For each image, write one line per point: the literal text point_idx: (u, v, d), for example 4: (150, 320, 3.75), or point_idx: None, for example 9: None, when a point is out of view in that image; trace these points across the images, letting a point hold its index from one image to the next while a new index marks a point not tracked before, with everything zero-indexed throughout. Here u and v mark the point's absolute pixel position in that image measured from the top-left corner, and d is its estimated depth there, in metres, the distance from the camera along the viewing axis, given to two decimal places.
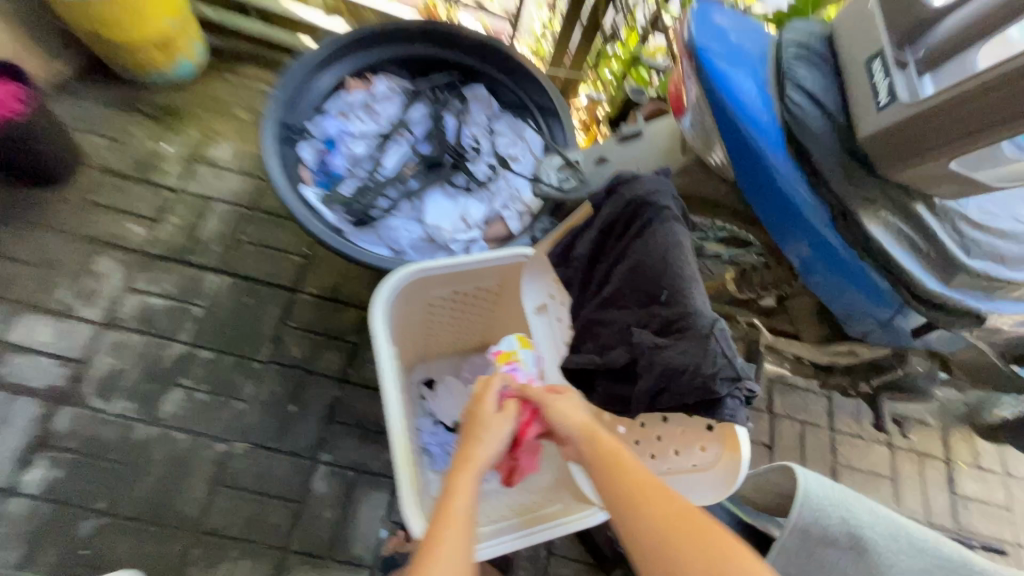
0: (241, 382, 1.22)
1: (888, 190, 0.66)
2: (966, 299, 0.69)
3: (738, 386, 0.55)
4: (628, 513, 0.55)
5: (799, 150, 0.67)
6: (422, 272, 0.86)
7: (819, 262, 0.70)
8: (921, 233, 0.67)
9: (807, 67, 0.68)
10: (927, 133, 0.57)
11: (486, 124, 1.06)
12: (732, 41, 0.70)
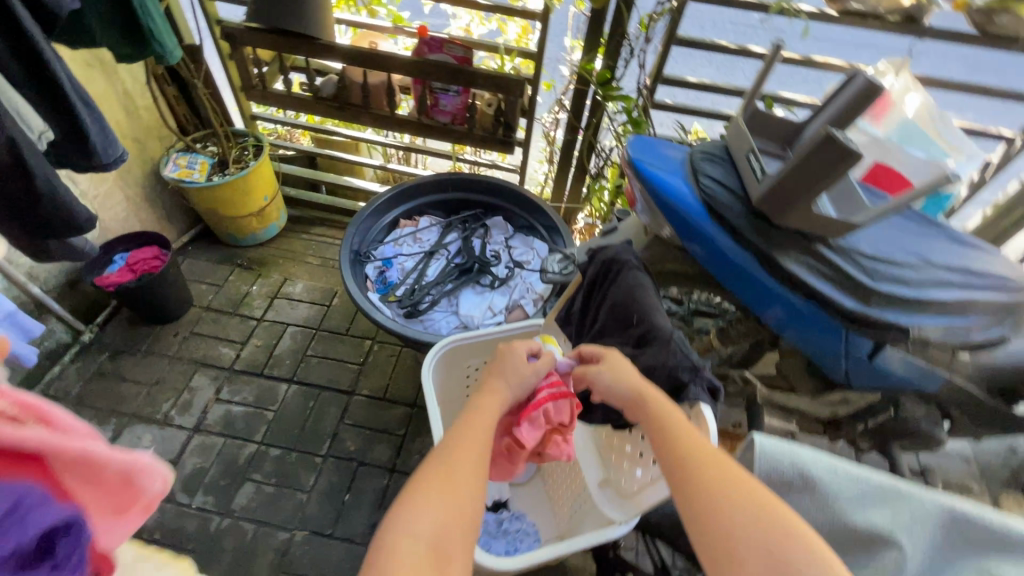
0: (303, 475, 1.38)
1: (794, 237, 0.88)
2: (888, 315, 0.87)
3: (696, 374, 0.74)
4: (687, 454, 0.62)
5: (719, 218, 0.91)
6: (457, 341, 1.06)
7: (791, 322, 0.94)
8: (832, 268, 0.88)
9: (712, 163, 0.96)
10: (790, 189, 0.80)
11: (503, 241, 1.39)
12: (657, 152, 0.99)
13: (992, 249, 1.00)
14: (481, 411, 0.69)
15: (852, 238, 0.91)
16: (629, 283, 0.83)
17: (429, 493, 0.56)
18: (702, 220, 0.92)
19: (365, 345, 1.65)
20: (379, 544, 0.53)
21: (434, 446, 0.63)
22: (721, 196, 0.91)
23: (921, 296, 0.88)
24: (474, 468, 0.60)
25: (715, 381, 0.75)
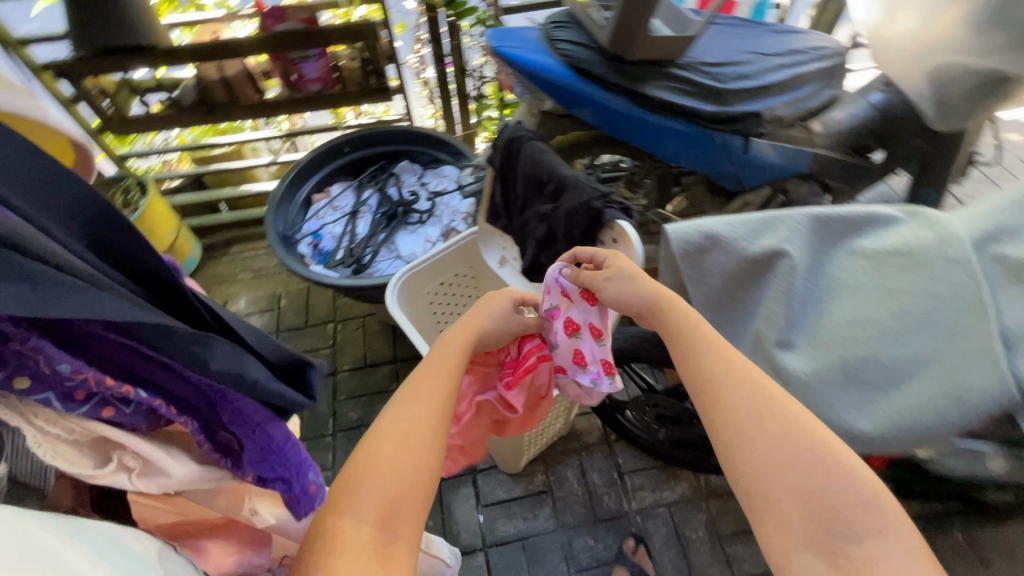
0: (320, 456, 1.46)
1: (649, 69, 1.02)
2: (741, 107, 1.04)
3: (606, 199, 0.86)
4: (710, 367, 0.65)
5: (586, 75, 1.03)
6: (409, 272, 1.15)
7: (680, 148, 1.09)
8: (687, 83, 1.03)
9: (564, 31, 1.06)
10: (627, 25, 0.92)
11: (416, 182, 1.46)
12: (515, 37, 1.08)
13: (806, 32, 1.18)
14: (432, 365, 0.70)
15: (696, 55, 1.06)
16: (531, 152, 0.94)
17: (380, 460, 0.57)
18: (573, 81, 1.03)
19: (328, 329, 1.71)
20: (334, 511, 0.54)
21: (384, 408, 0.64)
22: (579, 54, 1.02)
23: (761, 82, 1.05)
24: (421, 431, 0.61)
25: (626, 201, 0.88)
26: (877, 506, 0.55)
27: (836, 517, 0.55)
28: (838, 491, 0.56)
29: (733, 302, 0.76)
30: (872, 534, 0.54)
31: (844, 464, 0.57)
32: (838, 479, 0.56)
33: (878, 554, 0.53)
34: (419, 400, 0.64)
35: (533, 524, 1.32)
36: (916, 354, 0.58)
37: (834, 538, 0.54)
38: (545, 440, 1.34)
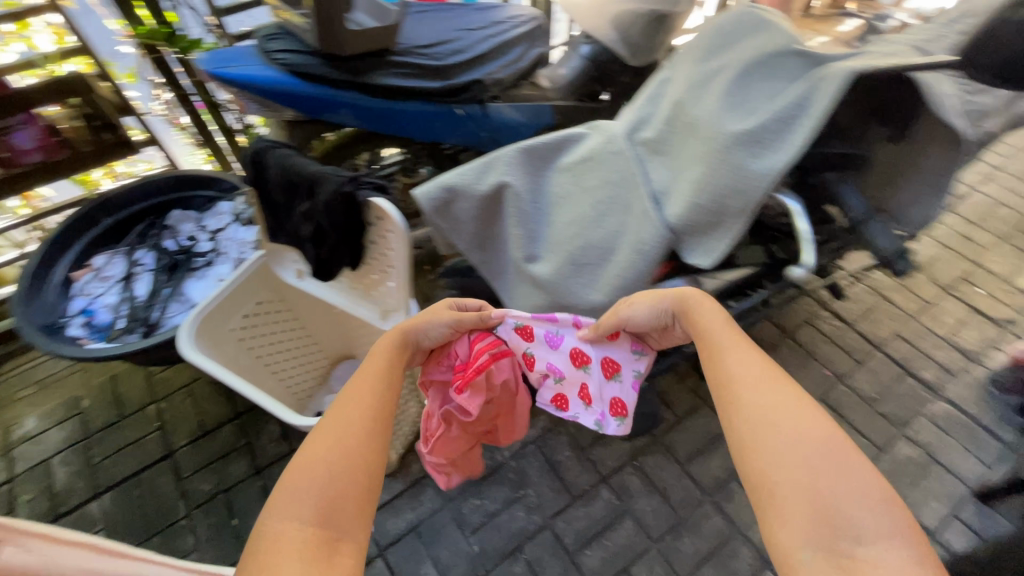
0: (179, 541, 1.33)
1: (369, 61, 1.10)
2: (464, 77, 1.18)
3: (356, 181, 0.93)
4: (743, 367, 0.63)
5: (309, 77, 1.08)
6: (202, 313, 1.10)
7: (429, 123, 1.20)
8: (409, 66, 1.14)
9: (277, 41, 1.10)
10: (325, 24, 0.99)
11: (194, 227, 1.40)
12: (230, 55, 1.10)
13: (506, 6, 1.35)
14: (368, 366, 0.71)
15: (408, 40, 1.16)
16: (274, 157, 0.96)
17: (316, 461, 0.59)
18: (300, 87, 1.09)
19: (150, 411, 1.54)
20: (268, 511, 0.56)
21: (322, 417, 0.65)
22: (296, 59, 1.07)
23: (472, 53, 1.19)
24: (356, 431, 0.62)
25: (376, 179, 0.95)
26: (885, 513, 0.51)
27: (834, 511, 0.51)
28: (843, 493, 0.52)
29: (488, 237, 0.92)
30: (870, 533, 0.50)
31: (856, 461, 0.54)
32: (852, 486, 0.52)
33: (875, 532, 0.50)
34: (355, 404, 0.65)
35: (421, 510, 1.35)
36: (611, 232, 0.80)
37: (834, 535, 0.50)
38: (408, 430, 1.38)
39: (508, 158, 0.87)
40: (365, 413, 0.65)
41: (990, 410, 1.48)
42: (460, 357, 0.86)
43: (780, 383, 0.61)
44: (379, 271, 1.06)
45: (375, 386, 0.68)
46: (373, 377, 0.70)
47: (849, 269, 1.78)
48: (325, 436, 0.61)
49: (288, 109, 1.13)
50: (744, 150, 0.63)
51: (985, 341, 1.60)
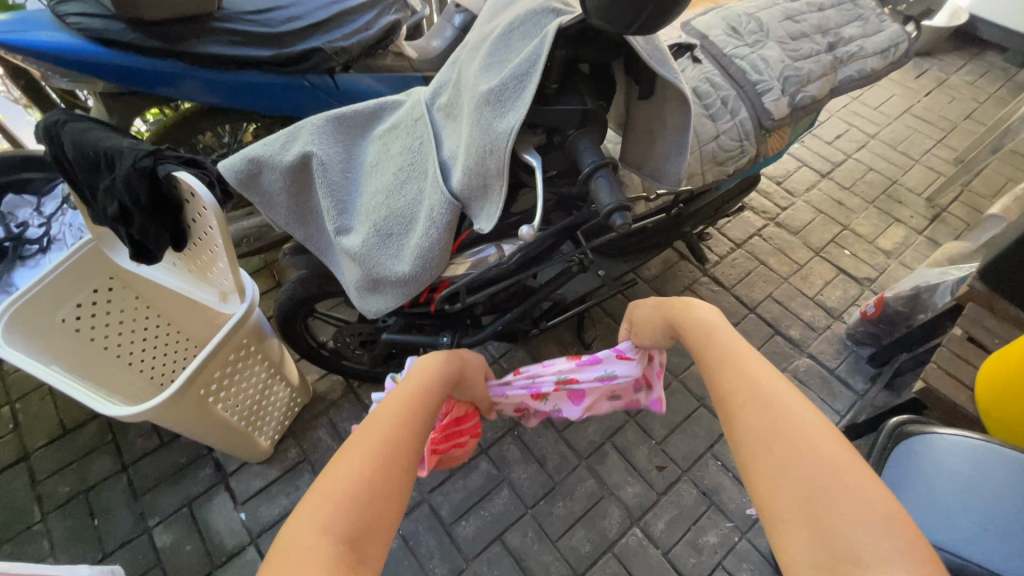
0: (33, 547, 1.25)
1: (184, 27, 1.05)
2: (301, 45, 1.14)
3: (157, 155, 0.86)
4: (724, 375, 0.65)
5: (112, 43, 1.03)
6: (19, 304, 1.01)
7: (263, 93, 1.22)
8: (235, 34, 1.08)
9: (73, 4, 1.03)
10: None
11: (33, 212, 1.30)
12: (20, 21, 1.03)
13: None
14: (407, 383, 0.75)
15: (234, 5, 1.09)
16: (70, 133, 0.90)
17: (357, 467, 0.58)
18: (103, 54, 1.04)
19: (4, 413, 1.42)
20: (297, 515, 0.53)
21: (351, 434, 0.63)
22: (96, 24, 1.01)
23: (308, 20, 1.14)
24: (395, 445, 0.62)
25: (183, 153, 0.89)
26: (880, 528, 0.46)
27: (835, 534, 0.47)
28: (842, 509, 0.48)
29: (306, 212, 0.89)
30: (872, 559, 0.44)
31: (846, 475, 0.50)
32: (853, 503, 0.48)
33: (883, 551, 0.45)
34: (392, 417, 0.67)
35: (296, 495, 1.32)
36: (413, 201, 0.78)
37: (840, 564, 0.45)
38: (279, 416, 1.34)
39: (314, 128, 0.84)
40: (404, 426, 0.66)
41: (846, 362, 1.59)
42: (449, 418, 1.01)
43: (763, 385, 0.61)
44: (210, 255, 1.00)
45: (409, 410, 0.69)
46: (413, 397, 0.72)
47: (731, 236, 1.86)
48: (357, 454, 0.59)
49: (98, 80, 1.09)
50: (487, 108, 0.60)
51: (847, 300, 1.72)
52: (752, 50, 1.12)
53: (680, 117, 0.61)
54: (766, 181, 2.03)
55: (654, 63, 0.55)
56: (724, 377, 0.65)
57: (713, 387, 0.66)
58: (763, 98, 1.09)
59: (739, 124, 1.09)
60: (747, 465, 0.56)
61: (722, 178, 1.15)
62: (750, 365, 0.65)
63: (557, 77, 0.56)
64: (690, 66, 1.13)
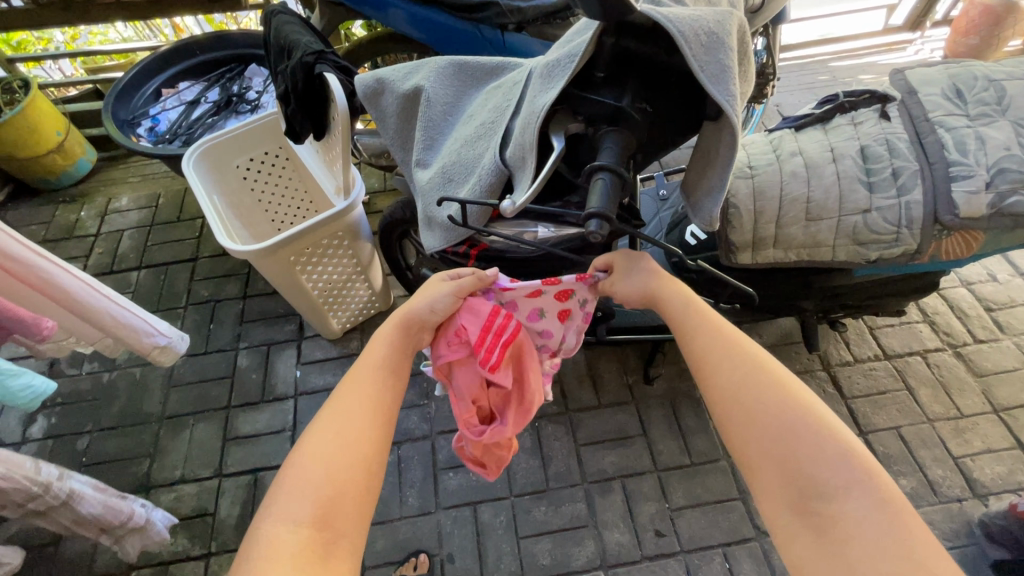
0: (171, 323, 1.64)
1: None
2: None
3: (320, 56, 1.02)
4: (708, 347, 0.66)
5: None
6: (211, 142, 1.30)
7: (447, 33, 1.36)
8: None
9: None
10: None
11: (260, 80, 1.64)
12: None
13: None
14: (374, 349, 0.72)
15: None
16: (277, 22, 1.12)
17: (313, 463, 0.58)
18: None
19: (197, 222, 1.87)
20: (260, 514, 0.55)
21: (317, 414, 0.63)
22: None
23: None
24: (357, 432, 0.62)
25: (341, 63, 1.04)
26: (842, 463, 0.54)
27: (809, 476, 0.54)
28: (815, 451, 0.55)
29: (408, 140, 0.97)
30: (836, 491, 0.53)
31: (816, 425, 0.56)
32: (824, 451, 0.55)
33: (846, 485, 0.53)
34: (354, 398, 0.65)
35: (340, 378, 1.51)
36: (477, 156, 0.80)
37: (809, 499, 0.53)
38: (355, 309, 1.53)
39: (436, 66, 0.91)
40: (365, 410, 0.64)
41: (959, 551, 1.22)
42: (477, 328, 0.80)
43: (746, 361, 0.63)
44: (336, 152, 1.16)
45: (382, 370, 0.69)
46: (375, 370, 0.69)
47: (882, 342, 1.53)
48: (328, 431, 0.61)
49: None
50: (539, 82, 0.58)
51: (1006, 483, 1.30)
52: (970, 124, 0.88)
53: (731, 153, 0.52)
54: (970, 300, 1.59)
55: (704, 79, 0.47)
56: (712, 347, 0.65)
57: (690, 353, 0.68)
58: (953, 185, 0.85)
59: (904, 206, 0.88)
60: (725, 422, 0.61)
61: (857, 260, 0.94)
62: (718, 323, 0.68)
63: (606, 65, 0.52)
64: (872, 120, 0.94)
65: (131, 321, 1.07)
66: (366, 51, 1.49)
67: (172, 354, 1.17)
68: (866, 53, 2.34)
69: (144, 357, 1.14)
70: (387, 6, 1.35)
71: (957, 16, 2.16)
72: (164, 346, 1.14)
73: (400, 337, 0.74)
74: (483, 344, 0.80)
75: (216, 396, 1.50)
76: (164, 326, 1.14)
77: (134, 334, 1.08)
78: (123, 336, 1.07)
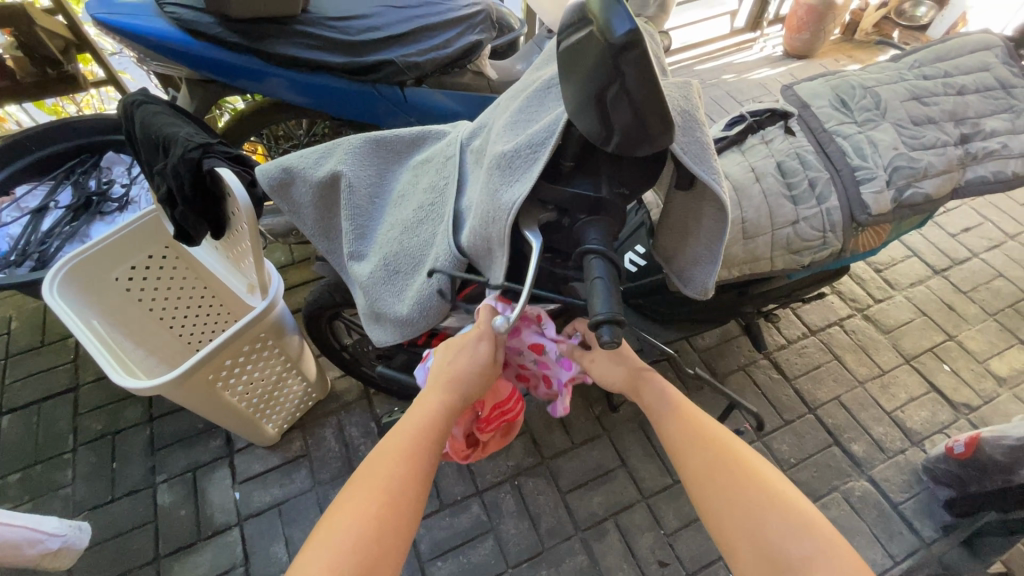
0: (59, 474, 1.35)
1: (266, 28, 1.13)
2: (374, 56, 1.19)
3: (206, 149, 0.88)
4: (675, 429, 0.67)
5: (201, 36, 1.13)
6: (80, 256, 1.09)
7: (337, 95, 1.26)
8: (312, 37, 1.15)
9: None
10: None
11: (125, 171, 1.43)
12: (129, 8, 1.15)
13: None
14: (424, 401, 0.68)
15: (318, 8, 1.16)
16: (143, 114, 0.97)
17: (354, 518, 0.57)
18: (192, 45, 1.14)
19: (69, 343, 1.57)
20: (301, 561, 0.55)
21: (359, 466, 0.62)
22: (188, 15, 1.11)
23: (382, 34, 1.18)
24: (402, 488, 0.60)
25: (230, 153, 0.91)
26: (807, 538, 0.56)
27: (779, 555, 0.56)
28: (782, 529, 0.57)
29: (331, 229, 0.86)
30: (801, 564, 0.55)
31: (781, 501, 0.59)
32: (788, 524, 0.57)
33: (811, 557, 0.55)
34: (400, 456, 0.62)
35: (290, 488, 1.34)
36: (424, 243, 0.73)
37: None
38: (290, 408, 1.36)
39: (349, 147, 0.82)
40: (405, 471, 0.61)
41: (915, 499, 1.35)
42: (490, 403, 0.84)
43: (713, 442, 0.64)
44: (247, 247, 1.02)
45: (429, 431, 0.66)
46: (423, 430, 0.66)
47: (805, 320, 1.66)
48: (371, 489, 0.59)
49: (187, 69, 1.20)
50: (496, 174, 0.53)
51: (933, 425, 1.46)
52: (861, 129, 0.97)
53: (718, 224, 0.52)
54: (862, 266, 1.78)
55: (689, 162, 0.46)
56: (677, 431, 0.67)
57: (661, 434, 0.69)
58: (862, 188, 0.93)
59: (825, 213, 0.94)
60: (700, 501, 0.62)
61: (793, 267, 0.99)
62: (683, 404, 0.69)
63: (575, 154, 0.49)
64: (780, 137, 1.00)
65: (14, 535, 0.86)
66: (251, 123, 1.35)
67: (68, 555, 0.97)
68: (722, 53, 2.53)
69: (30, 569, 0.92)
70: (264, 76, 1.20)
71: (788, 14, 2.43)
72: (58, 549, 0.94)
73: (449, 396, 0.69)
74: (490, 416, 0.85)
75: (140, 550, 1.25)
76: (55, 525, 0.94)
77: (16, 553, 0.87)
78: (3, 558, 0.86)
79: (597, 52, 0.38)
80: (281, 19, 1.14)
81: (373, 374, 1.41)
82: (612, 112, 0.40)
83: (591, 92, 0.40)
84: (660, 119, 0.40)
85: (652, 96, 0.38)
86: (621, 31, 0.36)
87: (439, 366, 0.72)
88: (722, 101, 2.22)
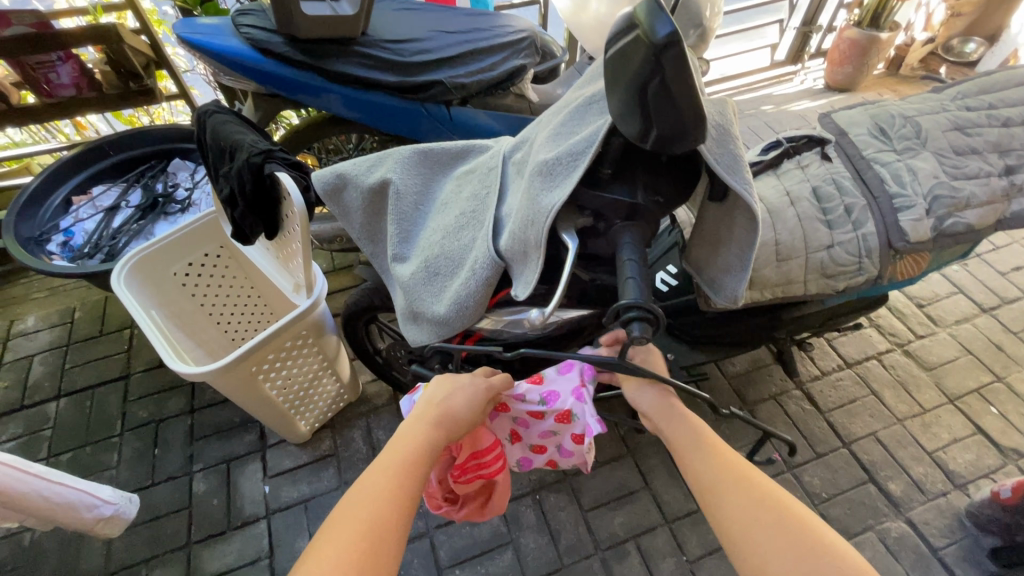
0: (105, 456, 1.43)
1: (327, 49, 1.23)
2: (424, 76, 1.26)
3: (268, 154, 0.95)
4: (715, 472, 0.65)
5: (270, 53, 1.23)
6: (146, 251, 1.18)
7: (387, 111, 1.33)
8: (368, 58, 1.24)
9: (251, 19, 1.25)
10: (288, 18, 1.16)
11: (187, 176, 1.55)
12: (208, 27, 1.27)
13: (491, 15, 1.39)
14: (408, 432, 0.71)
15: (376, 32, 1.26)
16: (214, 122, 1.06)
17: (345, 536, 0.55)
18: (260, 61, 1.24)
19: (124, 334, 1.67)
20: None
21: (347, 491, 0.61)
22: (260, 36, 1.22)
23: (432, 57, 1.26)
24: (384, 522, 0.58)
25: (290, 160, 0.99)
26: None
27: None
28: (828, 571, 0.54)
29: (377, 231, 0.91)
30: None
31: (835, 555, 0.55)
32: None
33: None
34: (388, 481, 0.63)
35: (317, 486, 1.37)
36: (464, 248, 0.76)
37: None
38: (323, 407, 1.41)
39: (400, 157, 0.87)
40: (396, 492, 0.62)
41: (958, 545, 1.28)
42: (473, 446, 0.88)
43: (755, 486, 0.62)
44: (296, 247, 1.09)
45: (417, 454, 0.68)
46: (411, 457, 0.67)
47: (840, 351, 1.62)
48: (360, 512, 0.58)
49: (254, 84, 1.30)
50: (538, 180, 0.57)
51: (978, 469, 1.39)
52: (900, 157, 0.97)
53: (749, 232, 0.54)
54: (903, 300, 1.73)
55: (721, 171, 0.49)
56: (715, 474, 0.65)
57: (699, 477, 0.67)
58: (900, 215, 0.93)
59: (861, 238, 0.94)
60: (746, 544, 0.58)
61: (828, 292, 0.98)
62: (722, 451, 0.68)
63: (614, 162, 0.53)
64: (816, 162, 1.02)
65: (71, 498, 0.92)
66: (307, 135, 1.45)
67: (119, 524, 1.03)
68: (761, 84, 2.55)
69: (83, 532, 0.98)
70: (321, 91, 1.28)
71: (831, 47, 2.43)
72: (110, 516, 1.00)
73: (436, 428, 0.73)
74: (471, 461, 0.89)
75: (173, 534, 1.31)
76: (110, 494, 1.00)
77: (72, 516, 0.93)
78: (63, 517, 0.92)
79: (641, 57, 0.41)
80: (343, 41, 1.24)
81: (402, 380, 1.45)
82: (653, 111, 0.43)
83: (635, 90, 0.43)
84: (695, 117, 0.43)
85: (689, 101, 0.42)
86: (663, 34, 0.39)
87: (427, 405, 0.76)
88: (759, 131, 2.23)
